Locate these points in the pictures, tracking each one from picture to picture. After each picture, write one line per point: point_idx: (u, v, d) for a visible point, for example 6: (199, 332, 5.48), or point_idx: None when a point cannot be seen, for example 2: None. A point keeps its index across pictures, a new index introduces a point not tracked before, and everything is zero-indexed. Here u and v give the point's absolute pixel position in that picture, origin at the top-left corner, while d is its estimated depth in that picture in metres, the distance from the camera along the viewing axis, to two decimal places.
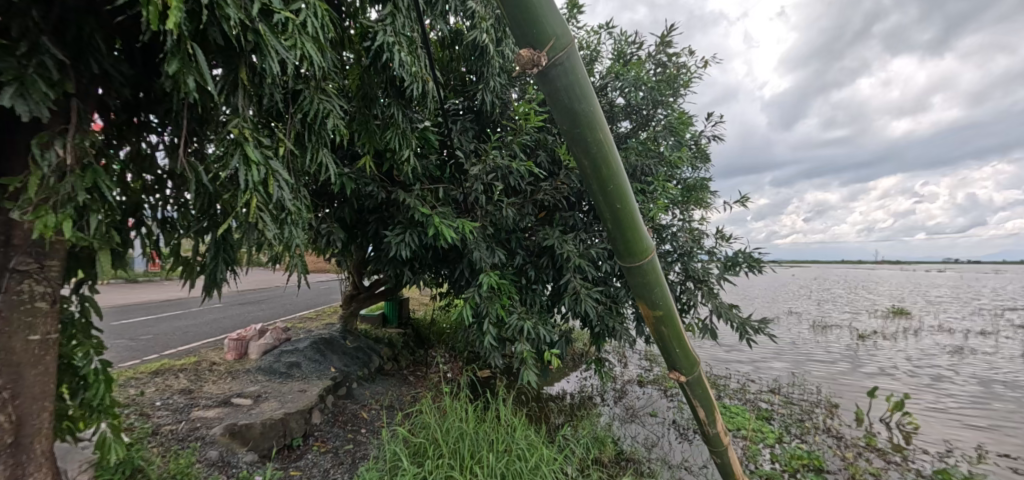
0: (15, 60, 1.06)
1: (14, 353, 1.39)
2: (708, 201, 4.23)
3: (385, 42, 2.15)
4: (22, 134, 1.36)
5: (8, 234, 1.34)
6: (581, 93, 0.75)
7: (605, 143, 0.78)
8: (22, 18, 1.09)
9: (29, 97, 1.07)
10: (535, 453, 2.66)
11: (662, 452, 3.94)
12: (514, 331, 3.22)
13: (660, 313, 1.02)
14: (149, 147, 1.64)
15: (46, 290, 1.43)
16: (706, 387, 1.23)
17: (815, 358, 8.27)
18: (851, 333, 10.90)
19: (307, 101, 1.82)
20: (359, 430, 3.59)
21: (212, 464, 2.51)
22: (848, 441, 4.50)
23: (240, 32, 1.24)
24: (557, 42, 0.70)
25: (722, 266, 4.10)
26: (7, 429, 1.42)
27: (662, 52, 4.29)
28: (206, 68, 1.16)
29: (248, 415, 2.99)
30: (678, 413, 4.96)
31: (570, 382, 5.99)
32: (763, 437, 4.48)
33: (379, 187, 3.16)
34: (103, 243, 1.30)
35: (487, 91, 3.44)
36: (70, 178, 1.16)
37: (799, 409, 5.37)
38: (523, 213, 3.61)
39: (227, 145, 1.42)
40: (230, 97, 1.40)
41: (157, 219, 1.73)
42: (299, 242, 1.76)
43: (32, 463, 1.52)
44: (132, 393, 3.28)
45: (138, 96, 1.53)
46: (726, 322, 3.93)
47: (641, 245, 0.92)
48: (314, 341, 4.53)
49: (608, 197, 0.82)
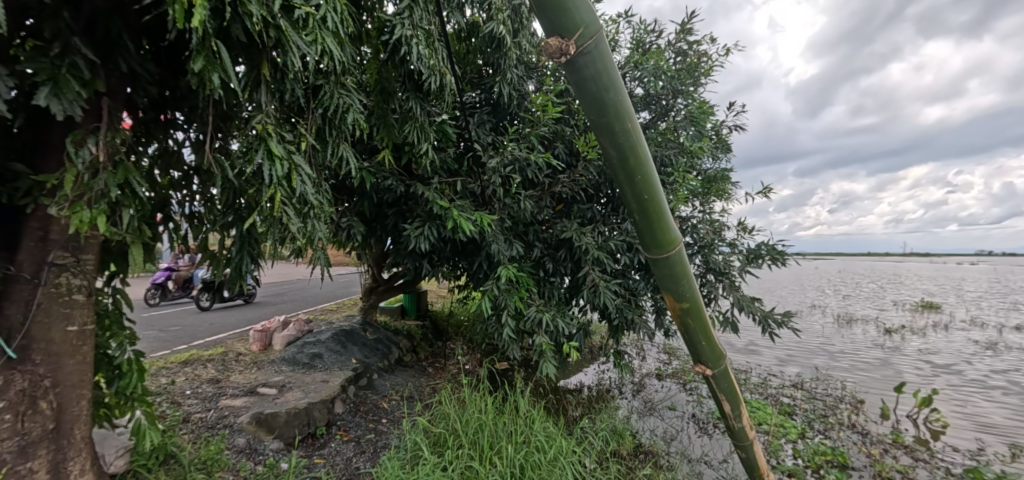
0: (49, 61, 1.11)
1: (55, 343, 1.48)
2: (730, 192, 4.13)
3: (403, 35, 2.14)
4: (55, 131, 1.41)
5: (46, 229, 1.42)
6: (610, 82, 0.73)
7: (634, 133, 0.77)
8: (54, 19, 1.15)
9: (64, 97, 1.11)
10: (554, 445, 2.64)
11: (681, 445, 3.90)
12: (532, 323, 3.22)
13: (686, 305, 1.01)
14: (176, 144, 1.69)
15: (81, 283, 1.53)
16: (731, 380, 1.21)
17: (839, 353, 8.07)
18: (878, 328, 10.57)
19: (328, 96, 1.85)
20: (380, 420, 3.65)
21: (240, 451, 2.61)
22: (874, 437, 4.41)
23: (263, 28, 1.28)
24: (586, 31, 0.68)
25: (744, 259, 3.99)
26: (49, 415, 1.50)
27: (682, 40, 4.19)
28: (229, 64, 1.20)
29: (273, 404, 3.07)
30: (698, 406, 4.91)
31: (587, 374, 5.97)
32: (785, 432, 4.40)
33: (398, 181, 3.18)
34: (134, 236, 1.36)
35: (504, 84, 3.38)
36: (103, 176, 1.22)
37: (822, 404, 5.28)
38: (541, 205, 3.59)
39: (252, 140, 1.46)
40: (254, 93, 1.45)
41: (185, 214, 1.81)
42: (321, 235, 1.79)
43: (71, 449, 1.60)
44: (164, 382, 3.41)
45: (164, 94, 1.59)
46: (748, 315, 3.83)
47: (669, 237, 0.90)
48: (335, 333, 4.62)
49: (635, 187, 0.81)
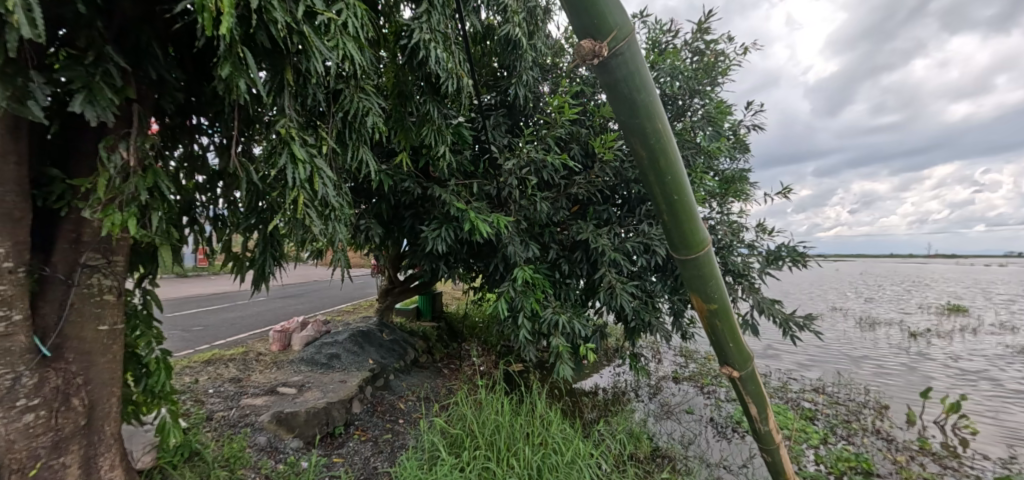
0: (84, 69, 1.16)
1: (86, 342, 1.54)
2: (748, 193, 4.07)
3: (421, 39, 2.16)
4: (88, 137, 1.47)
5: (79, 231, 1.47)
6: (642, 84, 0.73)
7: (664, 133, 0.77)
8: (88, 28, 1.19)
9: (97, 103, 1.16)
10: (571, 447, 2.62)
11: (700, 449, 3.85)
12: (548, 325, 3.22)
13: (714, 307, 1.00)
14: (200, 148, 1.73)
15: (112, 284, 1.58)
16: (758, 383, 1.20)
17: (862, 358, 7.86)
18: (902, 332, 10.29)
19: (348, 100, 1.88)
20: (397, 421, 3.68)
21: (261, 449, 2.65)
22: (900, 444, 4.29)
23: (287, 34, 1.31)
24: (619, 32, 0.69)
25: (764, 260, 3.94)
26: (82, 411, 1.56)
27: (699, 39, 4.16)
28: (255, 70, 1.23)
29: (293, 404, 3.12)
30: (716, 410, 4.83)
31: (603, 377, 5.93)
32: (807, 438, 4.31)
33: (415, 183, 3.21)
34: (162, 238, 1.40)
35: (520, 86, 3.40)
36: (134, 180, 1.26)
37: (845, 409, 5.16)
38: (557, 207, 3.59)
39: (276, 143, 1.49)
40: (277, 98, 1.48)
41: (210, 217, 1.86)
42: (341, 237, 1.82)
43: (102, 444, 1.66)
44: (187, 381, 3.49)
45: (190, 99, 1.64)
46: (768, 318, 3.77)
47: (697, 238, 0.90)
48: (353, 334, 4.68)
49: (665, 187, 0.81)
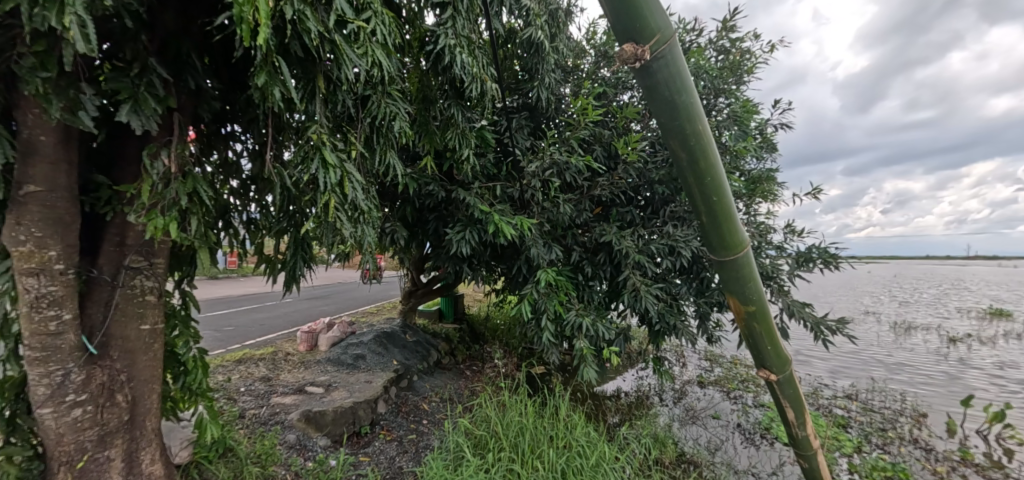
0: (130, 80, 1.22)
1: (130, 340, 1.61)
2: (776, 193, 3.98)
3: (447, 44, 2.19)
4: (131, 145, 1.55)
5: (123, 235, 1.55)
6: (682, 86, 0.73)
7: (704, 135, 0.76)
8: (134, 42, 1.26)
9: (142, 113, 1.22)
10: (595, 450, 2.61)
11: (727, 456, 3.77)
12: (572, 328, 3.20)
13: (752, 309, 0.98)
14: (235, 155, 1.80)
15: (153, 285, 1.64)
16: (797, 388, 1.17)
17: (897, 364, 7.55)
18: (941, 337, 9.84)
19: (376, 105, 1.92)
20: (421, 421, 3.72)
21: (291, 447, 2.72)
22: (940, 454, 4.11)
23: (319, 43, 1.35)
24: (660, 36, 0.69)
25: (793, 262, 3.84)
26: (125, 407, 1.63)
27: (723, 38, 4.09)
28: (288, 78, 1.28)
29: (321, 403, 3.20)
30: (743, 416, 4.72)
31: (626, 380, 5.87)
32: (839, 446, 4.17)
33: (440, 186, 3.25)
34: (201, 241, 1.46)
35: (542, 88, 3.42)
36: (175, 185, 1.32)
37: (880, 417, 4.97)
38: (580, 209, 3.58)
39: (307, 149, 1.53)
40: (309, 105, 1.53)
41: (244, 220, 1.93)
42: (369, 240, 1.86)
43: (143, 439, 1.72)
44: (221, 379, 3.62)
45: (225, 108, 1.71)
46: (798, 321, 3.66)
47: (736, 239, 0.89)
48: (377, 335, 4.77)
49: (703, 189, 0.80)
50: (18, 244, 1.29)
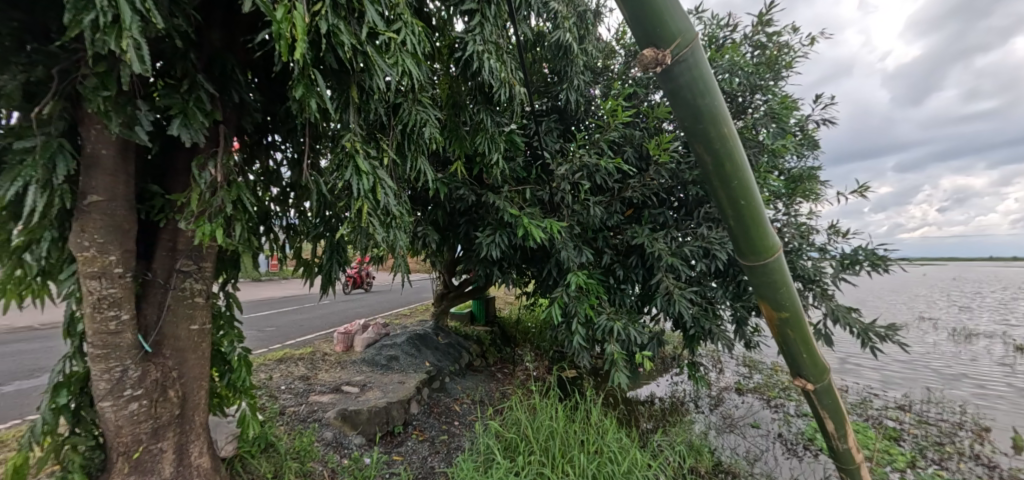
0: (181, 96, 1.31)
1: (181, 339, 1.71)
2: (819, 192, 3.79)
3: (475, 51, 2.22)
4: (182, 156, 1.65)
5: (175, 240, 1.65)
6: (706, 89, 0.71)
7: (730, 138, 0.74)
8: (183, 60, 1.34)
9: (191, 126, 1.29)
10: (627, 456, 2.56)
11: (767, 467, 3.61)
12: (603, 331, 3.16)
13: (785, 315, 0.94)
14: (275, 163, 1.89)
15: (202, 288, 1.74)
16: (836, 398, 1.11)
17: (958, 374, 7.01)
18: (1008, 346, 9.06)
19: (407, 112, 1.96)
20: (452, 422, 3.77)
21: (328, 444, 2.81)
22: (1006, 472, 3.78)
23: (353, 55, 1.39)
24: (682, 39, 0.68)
25: (838, 264, 3.65)
26: (176, 402, 1.73)
27: (760, 32, 3.94)
28: (324, 90, 1.32)
29: (356, 402, 3.29)
30: (785, 426, 4.51)
31: (659, 386, 5.73)
32: (891, 460, 3.91)
33: (470, 190, 3.28)
34: (244, 246, 1.53)
35: (571, 91, 3.40)
36: (221, 193, 1.40)
37: (937, 430, 4.63)
38: (611, 211, 3.54)
39: (342, 156, 1.58)
40: (343, 115, 1.58)
41: (283, 226, 2.01)
42: (401, 244, 1.90)
43: (192, 433, 1.82)
44: (264, 377, 3.79)
45: (266, 119, 1.79)
46: (844, 327, 3.47)
47: (766, 243, 0.85)
48: (410, 337, 4.87)
49: (730, 192, 0.77)
50: (83, 250, 1.39)
